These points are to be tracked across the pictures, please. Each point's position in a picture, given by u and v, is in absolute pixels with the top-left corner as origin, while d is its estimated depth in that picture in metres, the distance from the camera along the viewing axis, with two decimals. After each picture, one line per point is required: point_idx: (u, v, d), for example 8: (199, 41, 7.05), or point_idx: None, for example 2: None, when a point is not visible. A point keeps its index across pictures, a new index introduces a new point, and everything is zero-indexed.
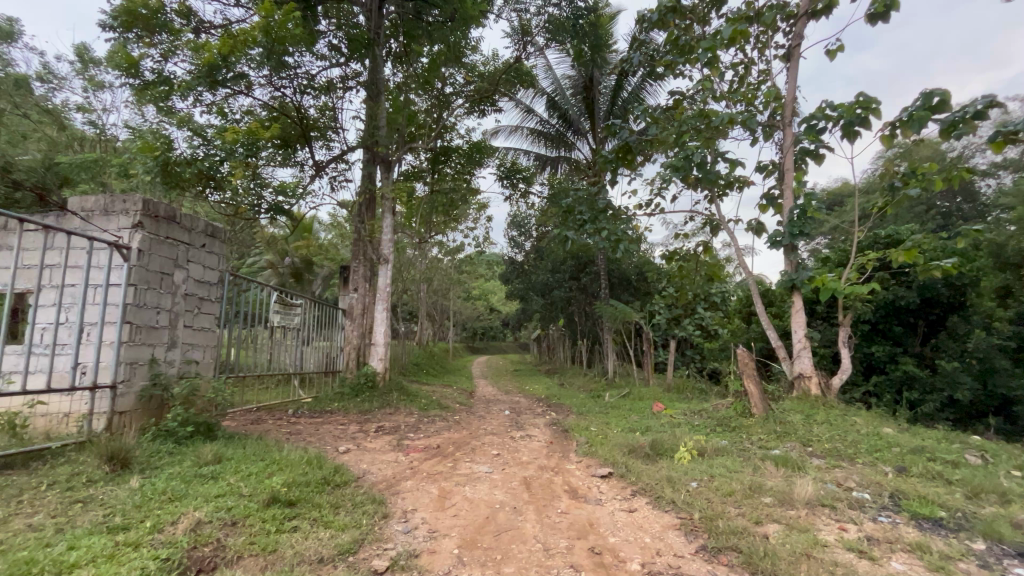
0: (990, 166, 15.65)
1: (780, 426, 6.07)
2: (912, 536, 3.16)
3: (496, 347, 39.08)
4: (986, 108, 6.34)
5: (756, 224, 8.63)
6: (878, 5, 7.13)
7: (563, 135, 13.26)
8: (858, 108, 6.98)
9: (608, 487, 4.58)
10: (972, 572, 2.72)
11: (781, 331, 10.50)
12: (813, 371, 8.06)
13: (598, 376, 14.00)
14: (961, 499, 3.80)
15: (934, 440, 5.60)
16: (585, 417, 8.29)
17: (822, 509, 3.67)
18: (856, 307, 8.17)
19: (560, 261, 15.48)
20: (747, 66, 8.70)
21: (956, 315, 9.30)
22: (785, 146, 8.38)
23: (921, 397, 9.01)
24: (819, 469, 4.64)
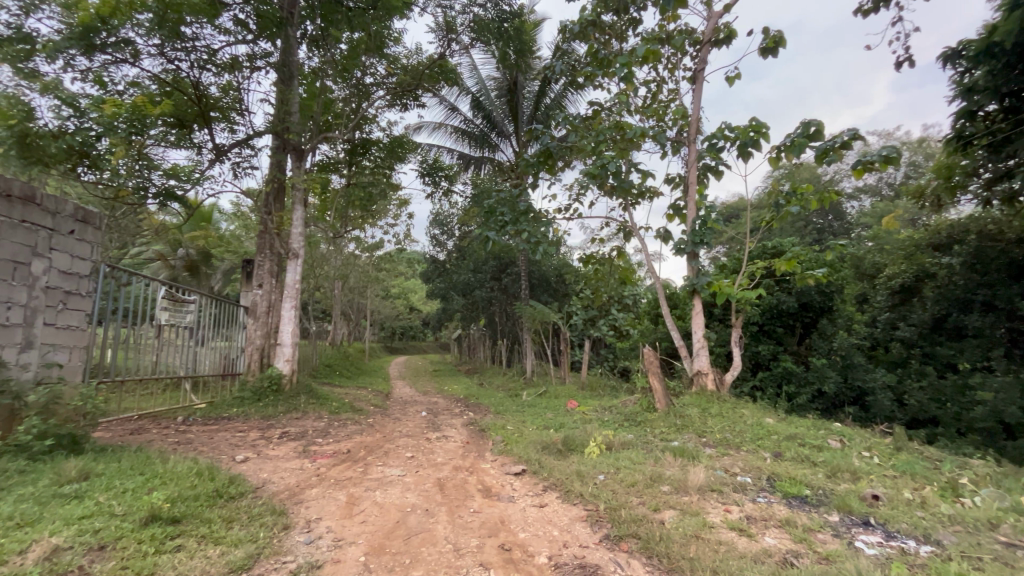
0: (854, 190, 18.14)
1: (680, 420, 6.58)
2: (783, 513, 3.56)
3: (416, 347, 38.30)
4: (851, 139, 7.32)
5: (663, 232, 9.28)
6: (768, 41, 7.99)
7: (487, 136, 13.31)
8: (751, 131, 7.76)
9: (521, 484, 4.68)
10: (827, 541, 3.12)
11: (684, 331, 11.38)
12: (709, 368, 8.79)
13: (517, 375, 14.22)
14: (823, 478, 4.36)
15: (805, 428, 6.37)
16: (502, 416, 8.41)
17: (711, 493, 4.02)
18: (746, 311, 9.06)
19: (482, 262, 15.54)
20: (658, 85, 9.33)
21: (825, 318, 10.57)
22: (690, 161, 9.09)
23: (797, 389, 10.22)
24: (711, 457, 5.08)
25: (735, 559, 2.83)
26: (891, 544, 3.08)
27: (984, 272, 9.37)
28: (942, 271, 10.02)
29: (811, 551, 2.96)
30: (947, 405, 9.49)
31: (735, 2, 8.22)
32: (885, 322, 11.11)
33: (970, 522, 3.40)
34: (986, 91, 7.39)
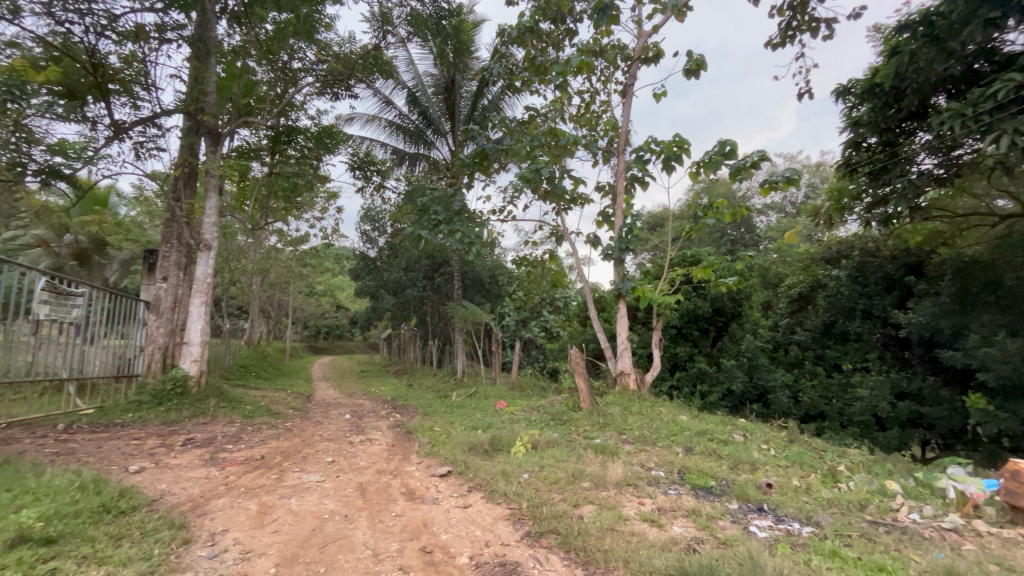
0: (763, 206, 19.89)
1: (602, 418, 6.86)
2: (690, 503, 3.83)
3: (342, 347, 36.68)
4: (759, 160, 8.03)
5: (592, 238, 9.63)
6: (692, 63, 8.57)
7: (423, 133, 13.10)
8: (674, 146, 8.27)
9: (445, 485, 4.65)
10: (727, 527, 3.40)
11: (609, 333, 11.86)
12: (632, 368, 9.22)
13: (447, 375, 14.10)
14: (726, 470, 4.75)
15: (714, 424, 6.89)
16: (430, 417, 8.29)
17: (627, 488, 4.23)
18: (666, 314, 9.64)
19: (415, 260, 15.23)
20: (592, 95, 9.69)
21: (735, 323, 11.47)
22: (618, 171, 9.53)
23: (709, 388, 11.03)
24: (629, 453, 5.34)
25: (646, 548, 3.00)
26: (779, 527, 3.42)
27: (865, 284, 10.66)
28: (832, 282, 11.29)
29: (712, 537, 3.21)
30: (833, 402, 10.67)
31: (662, 24, 8.73)
32: (785, 327, 12.29)
33: (844, 504, 3.85)
34: (869, 125, 8.44)
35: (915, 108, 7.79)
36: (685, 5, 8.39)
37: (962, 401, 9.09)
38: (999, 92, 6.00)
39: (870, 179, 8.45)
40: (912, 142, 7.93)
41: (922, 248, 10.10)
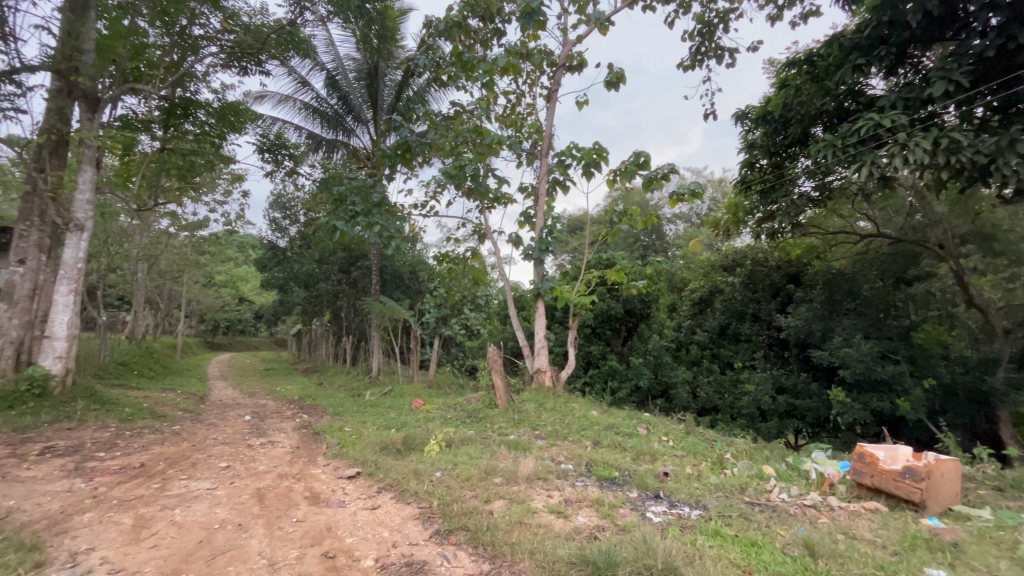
0: (672, 216, 21.43)
1: (517, 415, 7.00)
2: (594, 494, 4.03)
3: (243, 343, 33.79)
4: (669, 172, 8.62)
5: (514, 238, 9.77)
6: (612, 76, 9.00)
7: (342, 119, 12.45)
8: (594, 154, 8.64)
9: (353, 487, 4.48)
10: (626, 514, 3.63)
11: (528, 331, 12.10)
12: (547, 366, 9.49)
13: (361, 373, 13.55)
14: (630, 461, 5.06)
15: (622, 418, 7.29)
16: (340, 417, 7.91)
17: (537, 481, 4.35)
18: (581, 315, 10.02)
19: (329, 252, 14.46)
20: (518, 97, 9.82)
21: (643, 324, 12.22)
22: (541, 173, 9.75)
23: (619, 385, 11.66)
24: (541, 448, 5.50)
25: (552, 538, 3.12)
26: (672, 511, 3.71)
27: (754, 290, 11.88)
28: (727, 288, 12.36)
29: (612, 524, 3.41)
30: (724, 396, 11.75)
31: (586, 35, 9.09)
32: (687, 328, 13.21)
33: (728, 488, 4.27)
34: (761, 148, 9.40)
35: (798, 136, 8.80)
36: (607, 19, 8.81)
37: (826, 395, 10.45)
38: (862, 129, 6.96)
39: (760, 196, 9.43)
40: (795, 166, 8.96)
41: (800, 260, 11.43)
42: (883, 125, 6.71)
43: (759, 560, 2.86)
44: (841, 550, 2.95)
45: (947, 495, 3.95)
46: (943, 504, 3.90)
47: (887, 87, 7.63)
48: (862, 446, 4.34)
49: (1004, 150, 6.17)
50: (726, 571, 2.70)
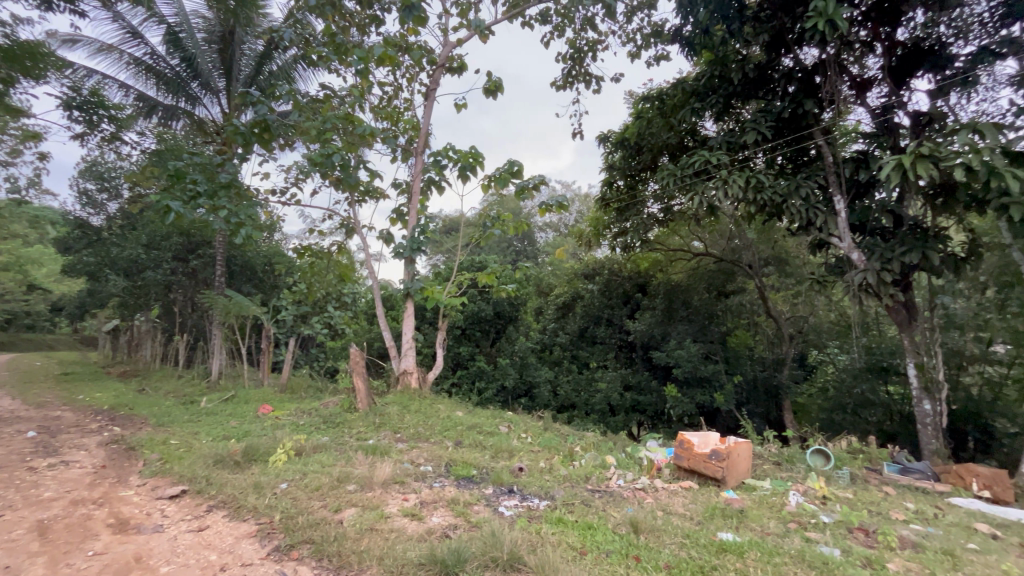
0: (543, 224, 22.93)
1: (378, 418, 6.77)
2: (451, 493, 4.06)
3: (31, 341, 27.10)
4: (539, 183, 9.10)
5: (384, 235, 9.45)
6: (490, 84, 9.24)
7: (185, 84, 10.80)
8: (470, 158, 8.77)
9: (176, 508, 3.90)
10: (480, 511, 3.74)
11: (396, 331, 11.76)
12: (414, 368, 9.31)
13: (197, 377, 11.82)
14: (488, 459, 5.21)
15: (485, 418, 7.47)
16: (166, 428, 6.81)
17: (393, 485, 4.26)
18: (451, 316, 10.05)
19: (162, 236, 12.41)
20: (395, 90, 9.55)
21: (511, 326, 12.50)
22: (416, 171, 9.58)
23: (485, 385, 11.94)
24: (401, 452, 5.38)
25: (403, 542, 3.08)
26: (523, 504, 3.92)
27: (609, 297, 13.18)
28: (587, 294, 13.45)
29: (465, 522, 3.48)
30: (580, 394, 12.69)
31: (467, 39, 9.19)
32: (551, 330, 13.92)
33: (575, 479, 4.64)
34: (619, 170, 10.47)
35: (648, 163, 10.00)
36: (487, 28, 9.03)
37: (662, 391, 11.98)
38: (695, 164, 8.18)
39: (617, 213, 10.52)
40: (645, 189, 10.17)
41: (647, 273, 12.92)
42: (710, 162, 7.96)
43: (593, 541, 3.16)
44: (660, 525, 3.40)
45: (742, 471, 4.81)
46: (738, 479, 4.74)
47: (717, 130, 9.06)
48: (683, 434, 5.06)
49: (791, 194, 7.75)
50: (564, 555, 2.94)
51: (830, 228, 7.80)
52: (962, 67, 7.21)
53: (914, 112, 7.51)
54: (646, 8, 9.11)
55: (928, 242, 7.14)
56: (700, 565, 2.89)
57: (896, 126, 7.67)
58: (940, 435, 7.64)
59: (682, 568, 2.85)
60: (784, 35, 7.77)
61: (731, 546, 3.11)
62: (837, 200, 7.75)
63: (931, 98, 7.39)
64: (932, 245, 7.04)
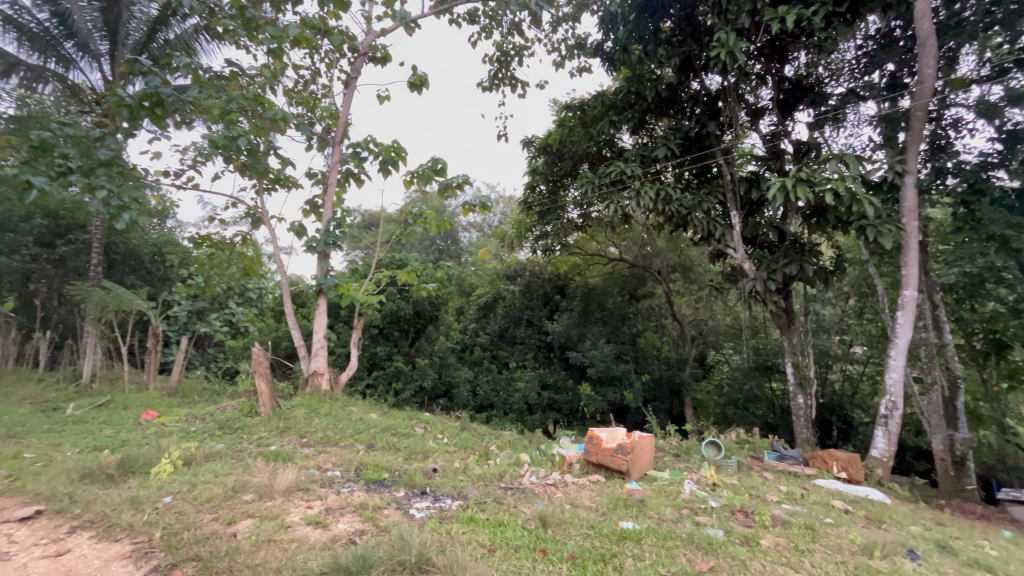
0: (467, 224, 22.86)
1: (283, 422, 6.34)
2: (360, 498, 3.91)
3: None
4: (462, 182, 9.04)
5: (296, 227, 8.88)
6: (415, 78, 9.04)
7: (57, 43, 9.40)
8: (392, 152, 8.52)
9: (27, 532, 3.36)
10: (390, 515, 3.64)
11: (306, 330, 11.08)
12: (326, 369, 8.83)
13: (63, 381, 10.26)
14: (402, 461, 5.09)
15: (400, 419, 7.27)
16: (20, 440, 5.85)
17: (296, 493, 4.02)
18: (367, 314, 9.65)
19: (23, 216, 10.69)
20: (312, 74, 9.02)
21: (431, 326, 12.19)
22: (333, 162, 9.11)
23: (402, 386, 11.62)
24: (306, 457, 5.10)
25: (304, 551, 2.92)
26: (435, 505, 3.88)
27: (529, 298, 13.51)
28: (508, 296, 13.66)
29: (373, 527, 3.37)
30: (499, 394, 12.80)
31: (391, 30, 8.93)
32: (471, 330, 13.91)
33: (489, 477, 4.68)
34: (540, 175, 10.74)
35: (569, 169, 10.38)
36: (413, 21, 8.83)
37: (577, 390, 12.46)
38: (612, 173, 8.58)
39: (538, 217, 10.76)
40: (566, 195, 10.52)
41: (565, 275, 13.36)
42: (625, 172, 8.41)
43: (502, 538, 3.21)
44: (567, 518, 3.54)
45: (645, 463, 5.14)
46: (641, 471, 5.05)
47: (632, 143, 9.61)
48: (593, 430, 5.31)
49: (695, 207, 8.43)
50: (473, 553, 2.95)
51: (727, 240, 8.60)
52: (835, 105, 8.31)
53: (797, 140, 8.53)
54: (570, 20, 9.45)
55: (804, 256, 8.15)
56: (602, 554, 3.04)
57: (782, 152, 8.66)
58: (810, 425, 8.71)
59: (585, 557, 2.98)
60: (692, 60, 8.44)
61: (631, 534, 3.32)
62: (733, 215, 8.57)
63: (810, 129, 8.43)
64: (808, 259, 8.04)
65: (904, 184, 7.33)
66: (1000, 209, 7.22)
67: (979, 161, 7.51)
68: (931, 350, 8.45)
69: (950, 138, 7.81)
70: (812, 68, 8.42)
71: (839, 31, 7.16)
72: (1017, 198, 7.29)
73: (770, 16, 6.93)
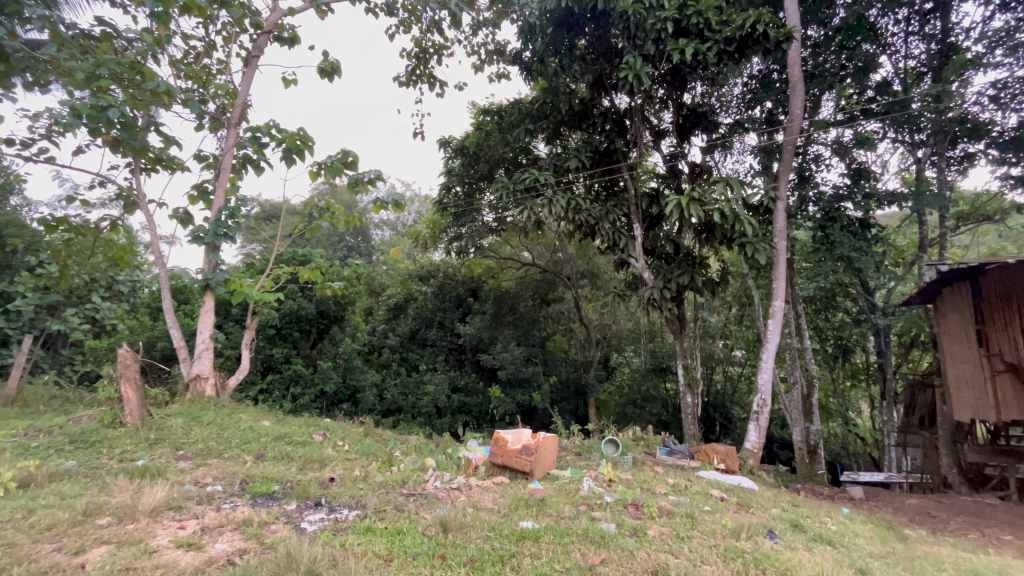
0: (379, 222, 21.96)
1: (154, 433, 5.62)
2: (243, 514, 3.58)
3: None
4: (374, 178, 8.66)
5: (179, 215, 7.93)
6: (326, 64, 8.54)
7: None
8: (298, 140, 7.96)
9: None
10: (277, 530, 3.38)
11: (188, 330, 9.93)
12: (211, 373, 7.97)
13: None
14: (295, 472, 4.73)
15: (296, 427, 6.77)
16: None
17: (166, 513, 3.58)
18: (263, 313, 8.85)
19: None
20: (205, 47, 8.16)
21: (335, 327, 11.56)
22: (227, 145, 8.30)
23: (301, 391, 10.80)
24: (181, 472, 4.56)
25: None
26: (329, 517, 3.66)
27: (442, 300, 13.35)
28: (421, 297, 13.37)
29: (256, 545, 3.10)
30: (408, 398, 12.51)
31: (300, 11, 8.36)
32: (380, 331, 13.42)
33: (390, 484, 4.53)
34: (456, 177, 10.67)
35: (485, 173, 10.43)
36: (326, 5, 8.36)
37: (487, 392, 12.53)
38: (526, 180, 8.75)
39: (453, 218, 10.66)
40: (481, 197, 10.54)
41: (479, 278, 13.39)
42: (539, 180, 8.65)
43: (400, 546, 3.12)
44: (468, 521, 3.52)
45: (548, 463, 5.29)
46: (543, 471, 5.19)
47: (546, 152, 9.91)
48: (499, 432, 5.36)
49: (602, 217, 8.89)
50: (368, 564, 2.83)
51: (630, 250, 9.19)
52: (724, 133, 9.26)
53: (692, 162, 9.36)
54: (490, 26, 9.53)
55: (695, 268, 8.97)
56: (500, 555, 3.07)
57: (679, 171, 9.45)
58: (696, 422, 9.55)
59: (484, 560, 3.00)
60: (604, 79, 8.92)
61: (530, 533, 3.40)
62: (636, 227, 9.17)
63: (703, 153, 9.29)
64: (698, 271, 8.87)
65: (776, 209, 8.36)
66: (847, 235, 8.51)
67: (833, 193, 8.80)
68: (794, 353, 9.69)
69: (812, 170, 9.06)
70: (705, 98, 9.31)
71: (729, 67, 7.97)
72: (860, 226, 8.65)
73: (671, 47, 7.56)
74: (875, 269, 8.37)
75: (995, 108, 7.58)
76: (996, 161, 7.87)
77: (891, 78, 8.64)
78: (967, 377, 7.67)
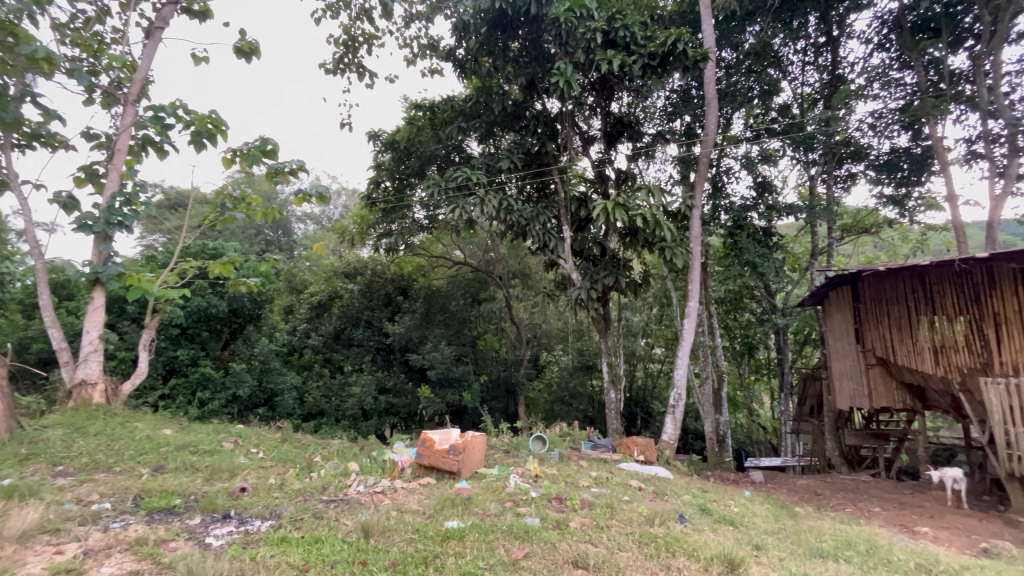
0: (301, 215, 20.78)
1: (27, 447, 4.93)
2: (137, 533, 3.24)
3: None
4: (297, 169, 8.18)
5: (62, 199, 7.00)
6: (244, 44, 7.94)
7: None
8: (208, 123, 7.33)
9: None
10: (177, 548, 3.09)
11: (72, 330, 8.79)
12: (100, 378, 7.10)
13: None
14: (200, 483, 4.35)
15: (203, 434, 6.22)
16: None
17: (39, 537, 3.16)
18: (165, 312, 8.03)
19: None
20: (99, 12, 7.27)
21: (251, 326, 10.79)
22: (123, 124, 7.44)
23: (210, 395, 9.92)
24: (60, 490, 4.03)
25: None
26: (238, 530, 3.41)
27: (370, 298, 12.89)
28: (346, 295, 12.80)
29: (152, 565, 2.83)
30: (331, 400, 12.03)
31: None
32: (301, 331, 12.71)
33: (309, 491, 4.31)
34: (386, 171, 10.34)
35: (416, 169, 10.23)
36: None
37: (416, 392, 12.29)
38: (458, 179, 8.69)
39: (383, 214, 10.35)
40: (412, 194, 10.31)
41: (409, 276, 13.12)
42: (471, 179, 8.62)
43: (318, 556, 2.98)
44: (392, 525, 3.44)
45: (475, 461, 5.30)
46: (470, 471, 5.17)
47: (479, 151, 9.90)
48: (426, 433, 5.28)
49: (533, 219, 9.04)
50: None
51: (558, 251, 9.42)
52: (647, 142, 9.77)
53: (618, 168, 9.80)
54: (423, 19, 9.35)
55: (620, 270, 9.39)
56: (423, 556, 3.03)
57: (606, 177, 9.85)
58: (618, 416, 10.00)
59: (406, 563, 2.94)
60: (536, 83, 9.08)
61: (454, 532, 3.38)
62: (565, 229, 9.42)
63: (629, 160, 9.76)
64: (622, 272, 9.29)
65: (692, 216, 8.94)
66: (752, 243, 9.33)
67: (741, 204, 9.60)
68: (706, 350, 10.46)
69: (724, 182, 9.81)
70: (631, 108, 9.78)
71: (652, 81, 8.42)
72: (763, 234, 9.51)
73: (600, 57, 7.86)
74: (774, 273, 9.23)
75: (872, 135, 8.66)
76: (873, 181, 9.03)
77: (790, 102, 9.61)
78: (847, 370, 8.69)
